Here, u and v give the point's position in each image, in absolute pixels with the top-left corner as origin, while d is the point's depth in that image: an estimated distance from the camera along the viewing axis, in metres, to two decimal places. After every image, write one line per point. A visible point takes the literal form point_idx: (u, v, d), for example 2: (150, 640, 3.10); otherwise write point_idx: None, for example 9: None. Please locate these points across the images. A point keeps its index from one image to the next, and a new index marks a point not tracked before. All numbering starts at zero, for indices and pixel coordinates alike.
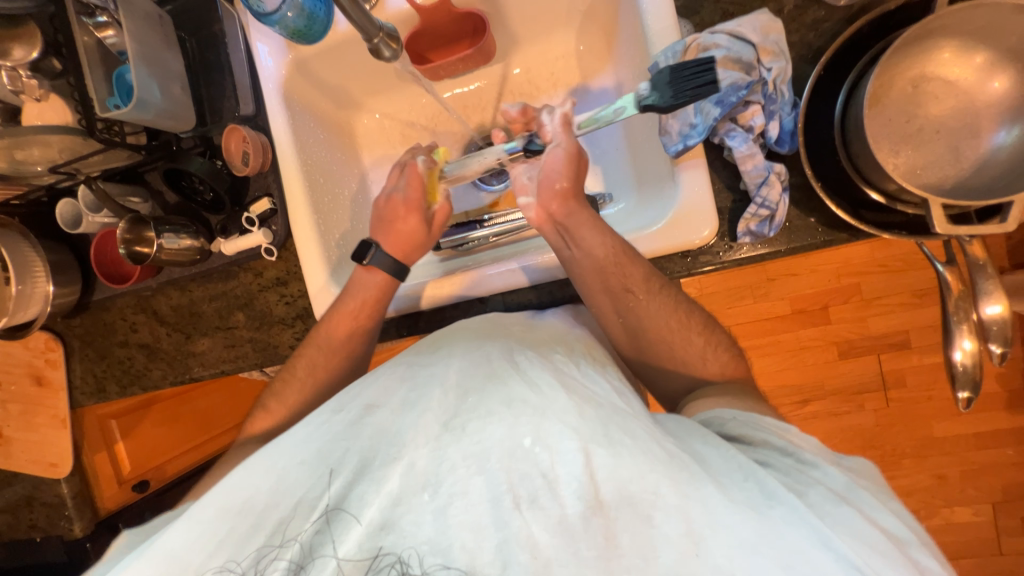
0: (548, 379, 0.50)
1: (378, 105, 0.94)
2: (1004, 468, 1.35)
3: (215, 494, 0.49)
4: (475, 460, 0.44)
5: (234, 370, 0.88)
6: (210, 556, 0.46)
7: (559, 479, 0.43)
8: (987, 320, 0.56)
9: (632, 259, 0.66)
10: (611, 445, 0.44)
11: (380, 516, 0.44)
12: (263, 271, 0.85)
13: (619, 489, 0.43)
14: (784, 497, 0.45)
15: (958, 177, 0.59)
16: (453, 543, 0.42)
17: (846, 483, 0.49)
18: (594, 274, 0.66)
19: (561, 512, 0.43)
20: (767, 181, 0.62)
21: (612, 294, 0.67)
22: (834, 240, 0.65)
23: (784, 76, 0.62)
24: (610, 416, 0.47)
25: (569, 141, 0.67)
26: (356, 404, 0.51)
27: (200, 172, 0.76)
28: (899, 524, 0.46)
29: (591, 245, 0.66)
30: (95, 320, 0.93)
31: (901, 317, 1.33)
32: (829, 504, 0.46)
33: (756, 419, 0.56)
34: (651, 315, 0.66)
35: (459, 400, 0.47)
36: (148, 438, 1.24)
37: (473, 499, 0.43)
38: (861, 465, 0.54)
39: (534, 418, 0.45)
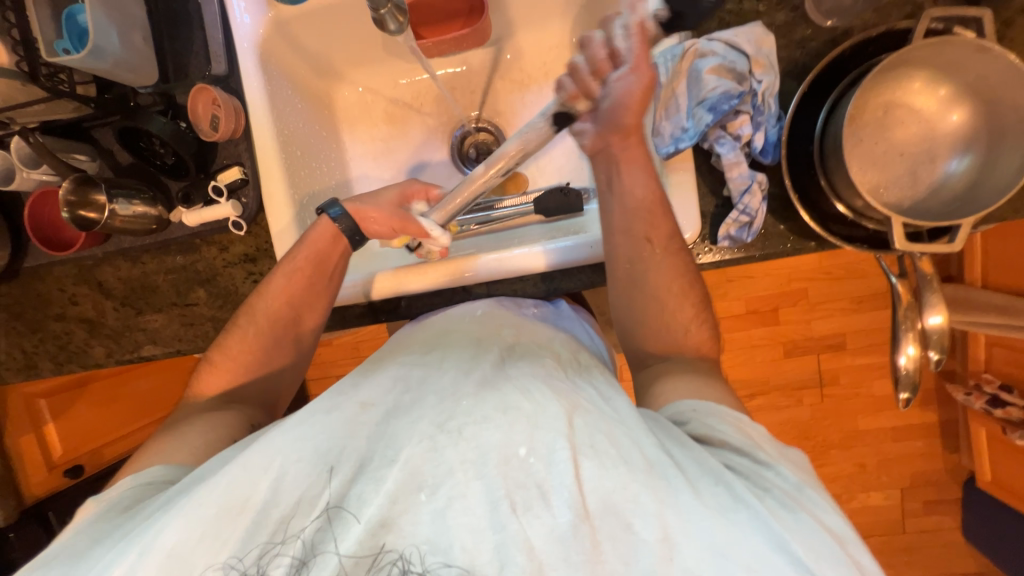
0: (540, 387, 0.51)
1: (361, 77, 0.89)
2: (914, 458, 1.51)
3: (214, 487, 0.48)
4: (472, 464, 0.46)
5: (191, 350, 0.82)
6: (216, 552, 0.47)
7: (551, 488, 0.45)
8: (930, 329, 0.63)
9: (666, 211, 0.65)
10: (597, 455, 0.46)
11: (378, 514, 0.45)
12: (230, 245, 0.80)
13: (606, 497, 0.45)
14: (750, 502, 0.45)
15: (914, 198, 0.64)
16: (453, 544, 0.44)
17: (796, 482, 0.49)
18: (623, 215, 0.65)
19: (552, 520, 0.44)
20: (749, 190, 0.65)
21: (632, 241, 0.65)
22: (803, 249, 0.69)
23: (772, 90, 0.65)
24: (597, 423, 0.48)
25: (647, 70, 0.57)
26: (350, 403, 0.53)
27: (162, 133, 0.70)
28: (840, 521, 0.47)
29: (634, 186, 0.64)
30: (26, 290, 0.84)
31: (840, 321, 1.45)
32: (785, 510, 0.46)
33: (715, 410, 0.54)
34: (658, 271, 0.65)
35: (454, 403, 0.50)
36: (83, 420, 1.12)
37: (471, 502, 0.45)
38: (800, 457, 0.54)
39: (528, 428, 0.47)
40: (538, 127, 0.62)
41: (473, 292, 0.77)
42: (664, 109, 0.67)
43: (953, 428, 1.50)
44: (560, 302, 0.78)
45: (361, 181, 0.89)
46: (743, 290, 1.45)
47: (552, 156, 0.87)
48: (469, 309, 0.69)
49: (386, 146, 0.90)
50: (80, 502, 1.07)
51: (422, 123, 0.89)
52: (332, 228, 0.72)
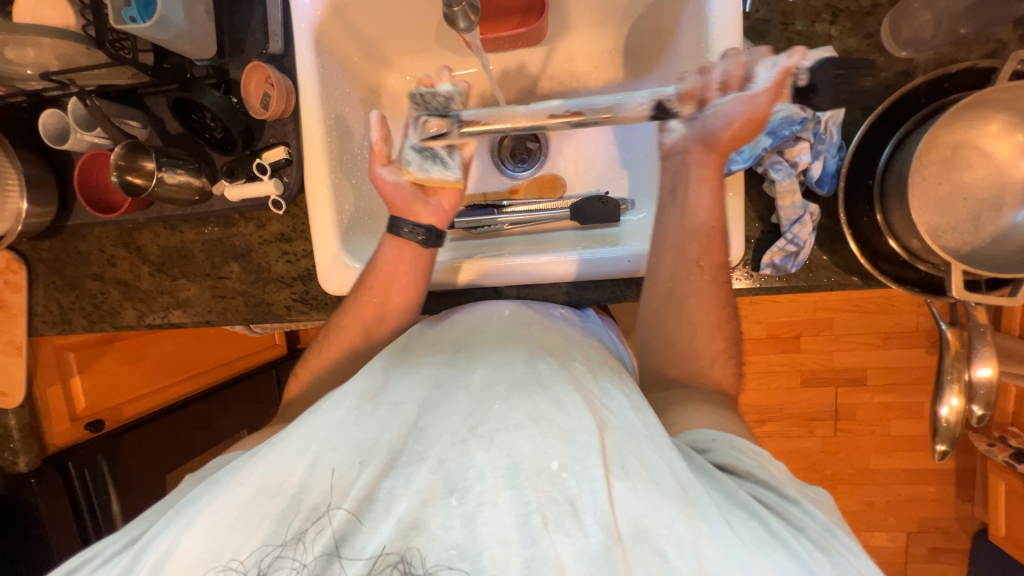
0: (571, 396, 0.50)
1: (410, 66, 0.88)
2: (925, 504, 1.47)
3: (253, 469, 0.50)
4: (503, 472, 0.45)
5: (220, 322, 0.84)
6: (246, 539, 0.48)
7: (583, 506, 0.44)
8: (977, 381, 0.60)
9: (722, 241, 0.63)
10: (629, 476, 0.45)
11: (408, 516, 0.45)
12: (267, 223, 0.80)
13: (638, 520, 0.44)
14: (787, 541, 0.43)
15: (975, 245, 0.61)
16: (481, 553, 0.43)
17: (827, 522, 0.47)
18: (680, 233, 0.63)
19: (584, 539, 0.43)
20: (801, 220, 0.63)
21: (681, 262, 0.63)
22: (848, 284, 0.67)
23: (836, 119, 0.63)
24: (629, 442, 0.47)
25: (765, 101, 0.57)
26: (383, 400, 0.53)
27: (214, 106, 0.71)
28: (873, 565, 0.45)
29: (698, 206, 0.62)
30: (67, 246, 0.86)
31: (865, 356, 1.41)
32: (821, 553, 0.44)
33: (736, 441, 0.52)
34: (699, 299, 0.63)
35: (486, 407, 0.49)
36: (106, 375, 1.15)
37: (500, 511, 0.44)
38: (822, 496, 0.52)
39: (561, 441, 0.46)
40: (638, 104, 0.60)
41: (503, 293, 0.77)
42: None
43: (970, 478, 1.45)
44: (588, 309, 0.76)
45: None
46: (768, 314, 1.42)
47: (594, 163, 0.85)
48: (495, 309, 0.66)
49: None
50: (99, 454, 1.08)
51: None
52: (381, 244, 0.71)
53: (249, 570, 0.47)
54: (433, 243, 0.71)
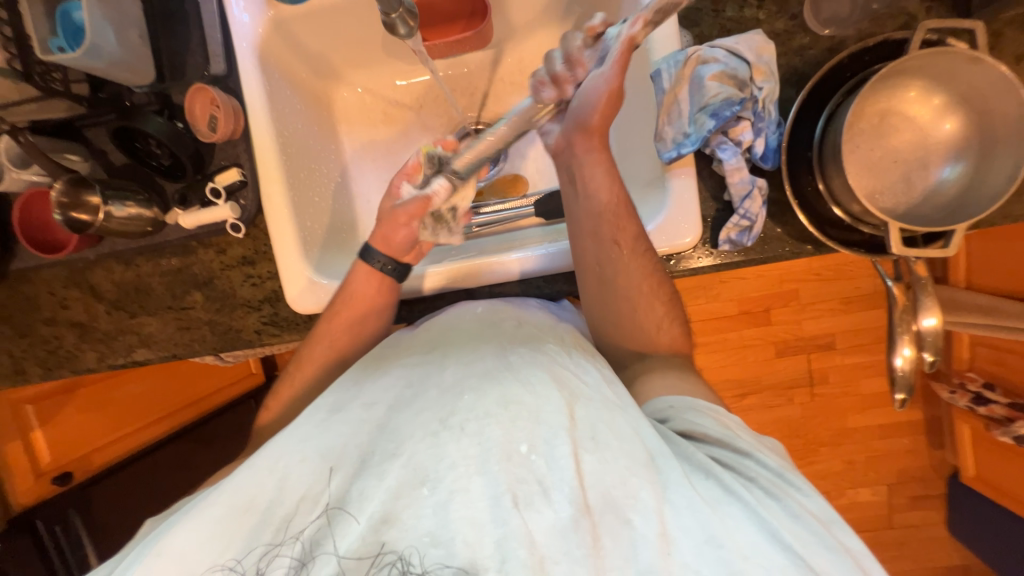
0: (540, 377, 0.51)
1: (360, 78, 0.88)
2: (900, 455, 1.55)
3: (222, 488, 0.50)
4: (474, 459, 0.46)
5: (187, 354, 0.81)
6: (221, 552, 0.48)
7: (552, 483, 0.45)
8: (924, 331, 0.64)
9: (631, 213, 0.65)
10: (599, 448, 0.46)
11: (380, 511, 0.45)
12: (227, 248, 0.78)
13: (606, 491, 0.45)
14: (742, 495, 0.46)
15: (909, 204, 0.66)
16: (454, 538, 0.44)
17: (778, 469, 0.49)
18: (590, 217, 0.65)
19: (553, 514, 0.44)
20: (750, 195, 0.66)
21: (600, 244, 0.64)
22: (801, 253, 0.71)
23: (771, 96, 0.66)
24: (599, 414, 0.48)
25: (616, 75, 0.61)
26: (354, 403, 0.53)
27: (159, 134, 0.68)
28: (825, 506, 0.47)
29: (597, 188, 0.64)
30: (13, 292, 0.81)
31: (829, 321, 1.48)
32: (773, 500, 0.46)
33: (693, 404, 0.54)
34: (629, 274, 0.64)
35: (455, 398, 0.50)
36: (72, 424, 1.10)
37: (472, 497, 0.45)
38: (772, 443, 0.55)
39: (530, 423, 0.48)
40: (602, 71, 0.62)
41: (476, 295, 0.77)
42: (666, 114, 0.67)
43: (937, 425, 1.54)
44: (562, 301, 0.77)
45: (360, 183, 0.88)
46: (736, 291, 1.47)
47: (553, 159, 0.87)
48: (468, 306, 0.66)
49: (385, 148, 0.89)
50: (69, 509, 1.04)
51: (421, 125, 0.89)
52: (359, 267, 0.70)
53: (246, 571, 0.47)
54: (403, 273, 0.72)
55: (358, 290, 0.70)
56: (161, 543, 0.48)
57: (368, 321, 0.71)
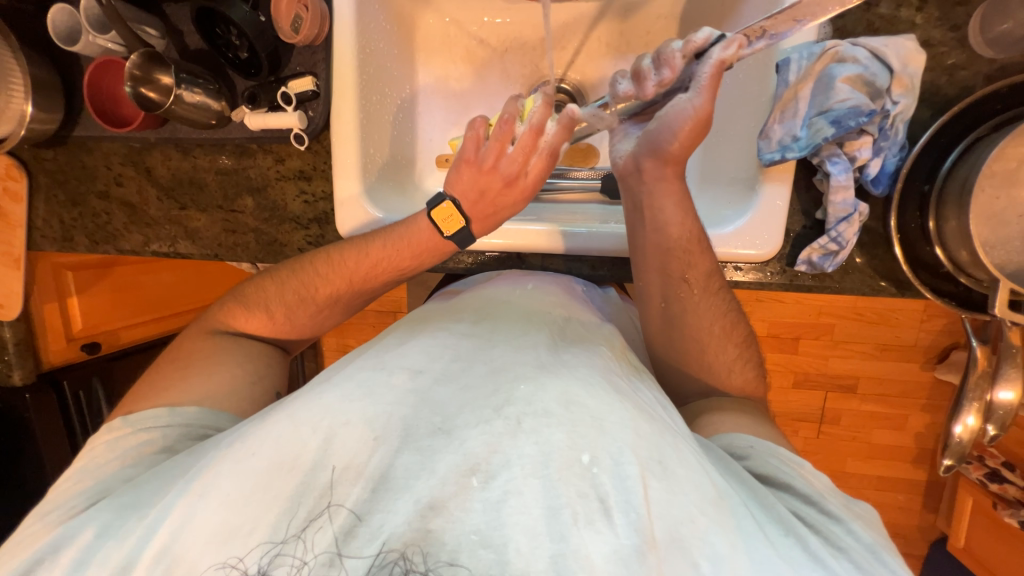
0: (601, 385, 0.47)
1: (450, 6, 0.82)
2: (891, 509, 1.53)
3: (265, 439, 0.46)
4: (531, 460, 0.41)
5: (229, 258, 0.81)
6: (256, 511, 0.43)
7: (616, 504, 0.40)
8: (997, 402, 0.60)
9: (705, 248, 0.62)
10: (666, 476, 0.41)
11: (428, 496, 0.41)
12: (286, 159, 0.76)
13: (673, 526, 0.40)
14: (824, 561, 0.43)
15: (1021, 264, 0.59)
16: (507, 544, 0.38)
17: (868, 543, 0.46)
18: (657, 252, 0.62)
19: (616, 539, 0.39)
20: (848, 219, 0.60)
21: (667, 279, 0.63)
22: (880, 291, 0.65)
23: (905, 114, 0.59)
24: (664, 438, 0.44)
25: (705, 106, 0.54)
26: (399, 369, 0.49)
27: (243, 24, 0.65)
28: None
29: (669, 221, 0.61)
30: (70, 159, 0.81)
31: (858, 364, 1.42)
32: (858, 574, 0.43)
33: (775, 450, 0.53)
34: (697, 312, 0.62)
35: (511, 388, 0.46)
36: (106, 298, 1.13)
37: (528, 502, 0.40)
38: (868, 512, 0.51)
39: (593, 430, 0.43)
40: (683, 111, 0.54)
41: (526, 261, 0.73)
42: (780, 111, 0.61)
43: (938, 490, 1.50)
44: (608, 288, 0.74)
45: (426, 120, 0.84)
46: (771, 313, 1.41)
47: None
48: (520, 282, 0.65)
49: (460, 88, 0.84)
50: (94, 377, 1.08)
51: (503, 70, 0.83)
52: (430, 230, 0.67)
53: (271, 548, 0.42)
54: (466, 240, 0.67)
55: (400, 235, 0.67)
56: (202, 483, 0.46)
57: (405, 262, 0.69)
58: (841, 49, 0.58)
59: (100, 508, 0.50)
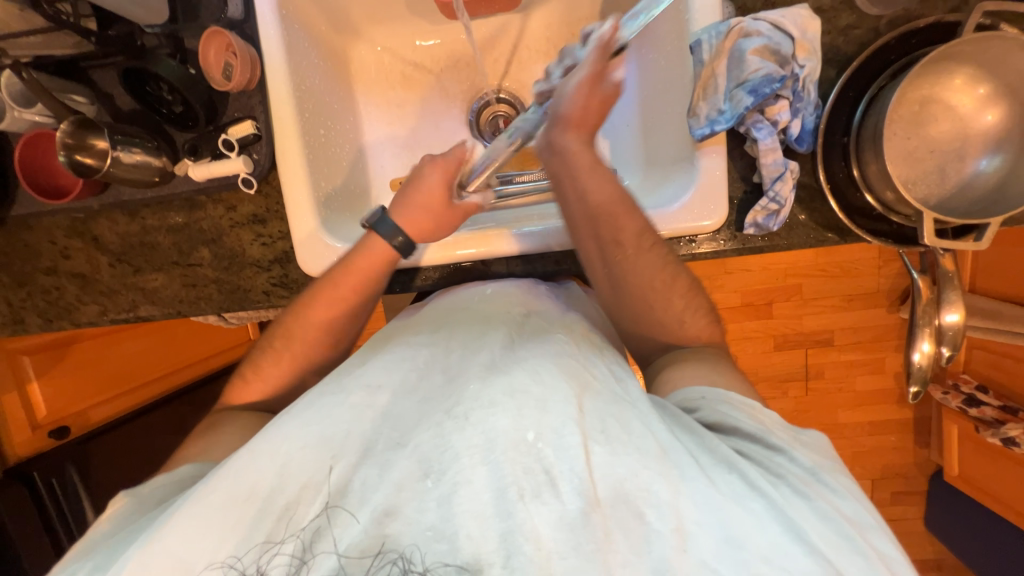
0: (549, 368, 0.48)
1: (380, 36, 0.84)
2: (887, 451, 1.57)
3: (221, 475, 0.47)
4: (477, 449, 0.43)
5: (193, 313, 0.79)
6: (218, 547, 0.45)
7: (560, 474, 0.42)
8: (945, 326, 0.64)
9: (633, 210, 0.63)
10: (608, 441, 0.43)
11: (383, 502, 0.43)
12: (238, 205, 0.76)
13: (617, 484, 0.42)
14: (765, 491, 0.44)
15: (941, 196, 0.65)
16: (458, 532, 0.41)
17: (809, 467, 0.47)
18: (586, 220, 0.63)
19: (562, 507, 0.41)
20: (782, 177, 0.64)
21: (603, 245, 0.63)
22: (825, 242, 0.69)
23: (813, 76, 0.63)
24: (607, 407, 0.46)
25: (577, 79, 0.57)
26: (356, 387, 0.50)
27: (171, 77, 0.65)
28: (858, 507, 0.45)
29: (596, 188, 0.61)
30: (12, 239, 0.79)
31: (830, 317, 1.48)
32: (799, 498, 0.44)
33: (725, 396, 0.54)
34: (639, 271, 0.63)
35: (461, 388, 0.47)
36: (68, 378, 1.09)
37: (476, 489, 0.42)
38: (816, 437, 0.52)
39: (537, 412, 0.44)
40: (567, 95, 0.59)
41: (492, 268, 0.74)
42: (702, 89, 0.65)
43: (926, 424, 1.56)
44: (570, 282, 0.76)
45: (374, 147, 0.86)
46: (740, 283, 1.46)
47: None
48: (478, 287, 0.66)
49: (402, 112, 0.86)
50: (67, 462, 1.02)
51: (442, 89, 0.86)
52: (384, 247, 0.66)
53: (246, 570, 0.44)
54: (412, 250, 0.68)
55: (358, 262, 0.66)
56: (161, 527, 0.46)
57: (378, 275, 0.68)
58: (744, 27, 0.62)
59: (74, 567, 0.49)
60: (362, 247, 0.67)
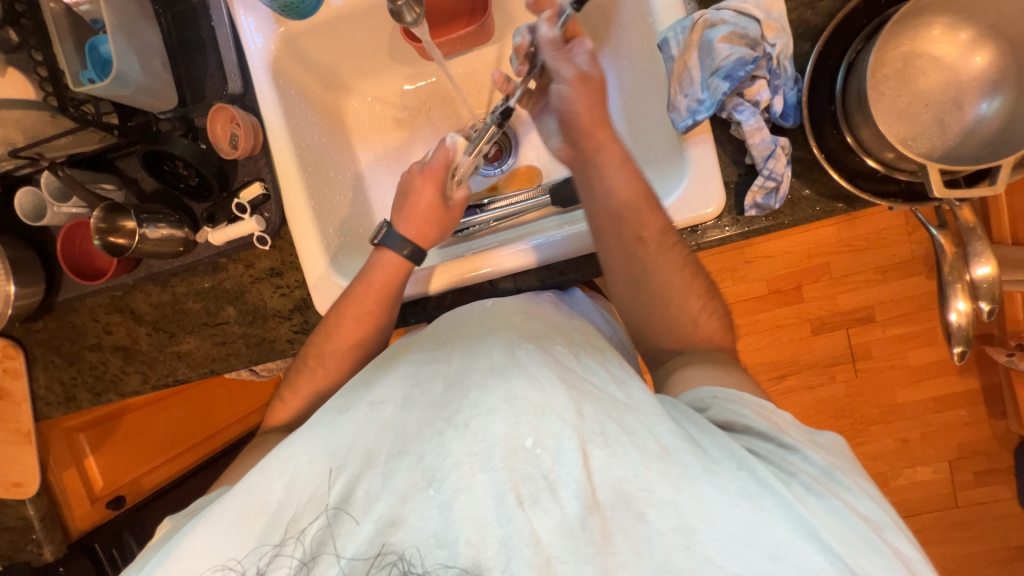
0: (549, 376, 0.49)
1: (369, 87, 0.90)
2: (961, 428, 1.43)
3: (237, 494, 0.51)
4: (477, 457, 0.45)
5: (225, 369, 0.83)
6: (230, 549, 0.49)
7: (559, 479, 0.44)
8: (978, 280, 0.62)
9: (652, 210, 0.64)
10: (608, 443, 0.45)
11: (387, 513, 0.46)
12: (256, 262, 0.80)
13: (617, 485, 0.44)
14: (775, 487, 0.43)
15: (946, 146, 0.63)
16: (458, 539, 0.44)
17: (824, 466, 0.47)
18: (604, 230, 0.64)
19: (562, 512, 0.43)
20: (773, 154, 0.64)
21: (623, 241, 0.64)
22: (833, 212, 0.68)
23: (786, 52, 0.64)
24: (609, 411, 0.47)
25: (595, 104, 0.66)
26: (361, 403, 0.53)
27: (186, 154, 0.71)
28: (874, 506, 0.45)
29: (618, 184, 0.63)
30: (61, 323, 0.85)
31: (866, 292, 1.40)
32: (813, 496, 0.44)
33: (735, 394, 0.53)
34: (647, 275, 0.64)
35: (462, 396, 0.49)
36: (120, 451, 1.15)
37: (476, 495, 0.44)
38: (833, 439, 0.52)
39: (534, 417, 0.46)
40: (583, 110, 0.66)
41: (500, 286, 0.75)
42: (677, 83, 0.66)
43: (997, 394, 1.41)
44: (574, 289, 0.76)
45: (376, 190, 0.90)
46: (763, 270, 1.41)
47: None
48: (479, 302, 0.67)
49: (398, 153, 0.91)
50: (124, 532, 1.08)
51: (432, 126, 0.90)
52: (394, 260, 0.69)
53: (247, 570, 0.48)
54: (420, 257, 0.71)
55: (379, 284, 0.69)
56: (182, 545, 0.50)
57: (390, 306, 0.71)
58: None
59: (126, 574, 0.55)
60: (377, 253, 0.71)
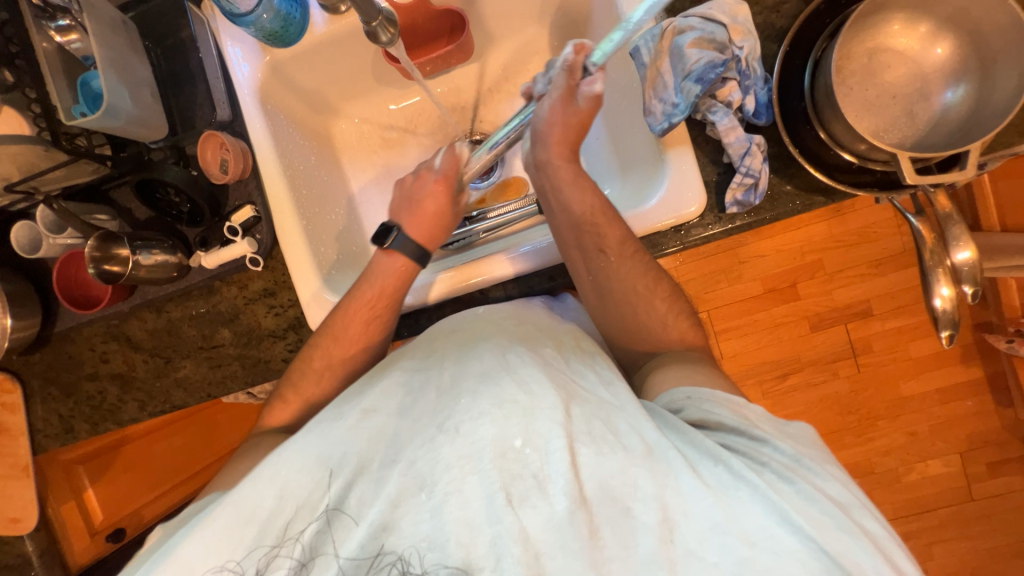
0: (537, 377, 0.50)
1: (356, 109, 0.93)
2: (967, 418, 1.42)
3: (226, 502, 0.50)
4: (468, 460, 0.45)
5: (222, 393, 0.83)
6: (225, 556, 0.48)
7: (548, 477, 0.44)
8: (959, 264, 0.62)
9: (615, 218, 0.64)
10: (595, 441, 0.45)
11: (379, 518, 0.46)
12: (249, 283, 0.81)
13: (604, 482, 0.44)
14: (749, 477, 0.44)
15: (917, 135, 0.64)
16: (448, 540, 0.44)
17: (793, 454, 0.47)
18: (571, 230, 0.65)
19: (550, 509, 0.44)
20: (749, 152, 0.65)
21: (586, 253, 0.65)
22: (813, 205, 0.69)
23: (754, 53, 0.66)
24: (595, 412, 0.48)
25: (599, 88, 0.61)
26: (353, 410, 0.53)
27: (177, 181, 0.73)
28: (841, 488, 0.45)
29: (571, 200, 0.65)
30: (58, 354, 0.86)
31: (861, 287, 1.40)
32: (784, 483, 0.44)
33: (710, 394, 0.52)
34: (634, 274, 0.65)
35: (453, 401, 0.49)
36: (123, 481, 1.15)
37: (467, 497, 0.44)
38: (804, 428, 0.52)
39: (524, 419, 0.46)
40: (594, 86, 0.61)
41: (491, 295, 0.76)
42: (652, 88, 0.68)
43: (1002, 382, 1.40)
44: (565, 295, 0.77)
45: (367, 208, 0.92)
46: (758, 269, 1.42)
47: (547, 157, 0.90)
48: (471, 310, 0.67)
49: (387, 171, 0.93)
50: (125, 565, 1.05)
51: (418, 144, 0.93)
52: (378, 264, 0.71)
53: (246, 571, 0.48)
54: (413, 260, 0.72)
55: (370, 295, 0.69)
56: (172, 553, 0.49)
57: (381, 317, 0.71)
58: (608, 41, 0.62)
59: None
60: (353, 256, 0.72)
